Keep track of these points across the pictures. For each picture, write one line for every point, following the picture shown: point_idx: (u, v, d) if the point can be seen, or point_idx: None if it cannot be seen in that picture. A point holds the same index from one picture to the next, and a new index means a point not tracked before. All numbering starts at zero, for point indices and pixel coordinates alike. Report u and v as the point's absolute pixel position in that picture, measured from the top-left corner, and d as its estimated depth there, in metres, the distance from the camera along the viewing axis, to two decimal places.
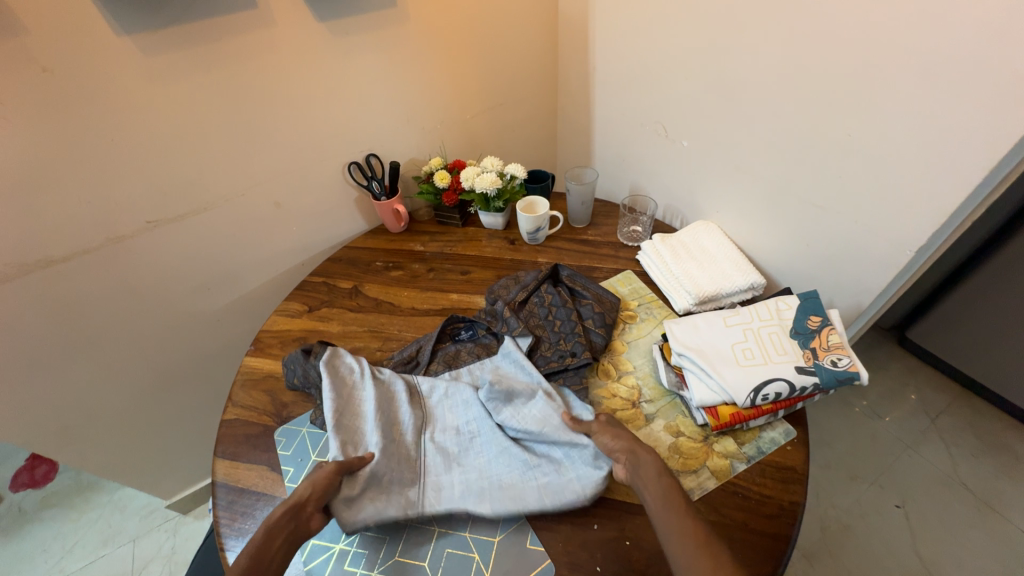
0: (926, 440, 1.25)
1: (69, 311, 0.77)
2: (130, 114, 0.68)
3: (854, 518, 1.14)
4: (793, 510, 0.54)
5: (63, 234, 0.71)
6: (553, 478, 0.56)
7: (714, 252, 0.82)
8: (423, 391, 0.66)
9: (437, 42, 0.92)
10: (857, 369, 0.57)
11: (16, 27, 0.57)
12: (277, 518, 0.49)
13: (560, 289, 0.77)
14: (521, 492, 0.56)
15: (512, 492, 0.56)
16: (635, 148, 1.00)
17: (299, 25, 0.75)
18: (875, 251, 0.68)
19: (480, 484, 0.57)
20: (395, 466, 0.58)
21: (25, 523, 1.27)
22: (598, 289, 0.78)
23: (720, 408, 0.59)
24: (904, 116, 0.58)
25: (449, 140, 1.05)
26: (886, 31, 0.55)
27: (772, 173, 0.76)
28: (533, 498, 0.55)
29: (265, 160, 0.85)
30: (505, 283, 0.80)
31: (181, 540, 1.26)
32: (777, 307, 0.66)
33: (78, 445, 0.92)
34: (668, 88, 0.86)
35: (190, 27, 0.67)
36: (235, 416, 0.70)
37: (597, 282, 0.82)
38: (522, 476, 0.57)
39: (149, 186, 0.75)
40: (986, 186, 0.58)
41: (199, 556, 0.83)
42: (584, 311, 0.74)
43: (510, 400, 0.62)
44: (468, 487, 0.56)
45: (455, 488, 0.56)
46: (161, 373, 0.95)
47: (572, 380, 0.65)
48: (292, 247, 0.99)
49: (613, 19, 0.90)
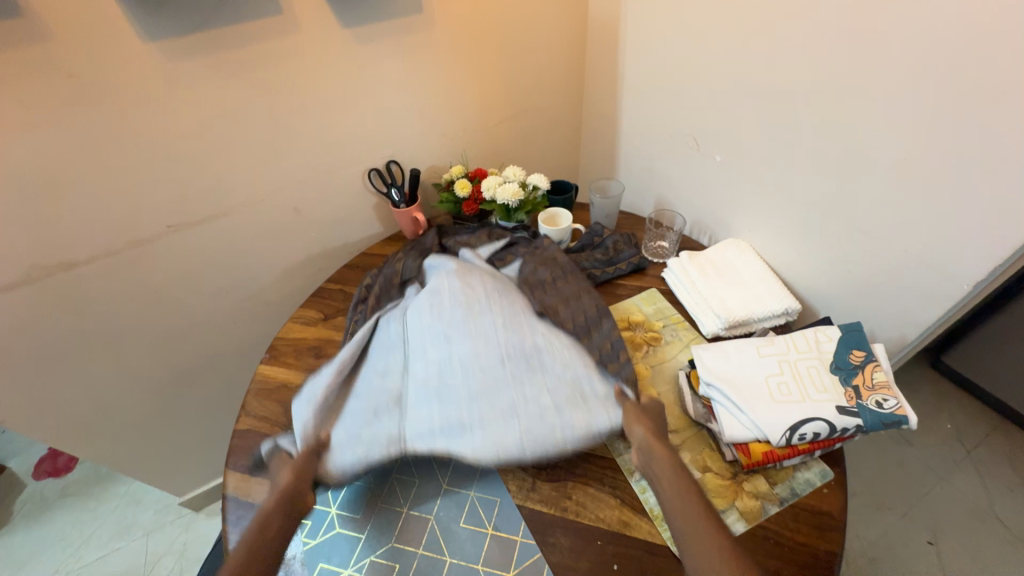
0: (960, 470, 1.18)
1: (89, 312, 0.78)
2: (154, 119, 0.68)
3: (880, 551, 1.08)
4: (830, 561, 0.50)
5: (87, 237, 0.72)
6: (537, 423, 0.57)
7: (746, 273, 0.78)
8: (405, 337, 0.66)
9: (463, 46, 0.89)
10: (905, 413, 0.53)
11: (43, 32, 0.56)
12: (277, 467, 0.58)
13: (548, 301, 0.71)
14: (500, 437, 0.56)
15: (496, 438, 0.56)
16: (665, 158, 0.96)
17: (325, 30, 0.74)
18: (927, 282, 0.63)
19: (462, 423, 0.58)
20: (355, 439, 0.58)
21: (45, 510, 1.29)
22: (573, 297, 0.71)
23: (751, 445, 0.56)
24: (969, 144, 0.54)
25: (471, 148, 1.03)
26: (951, 51, 0.52)
27: (812, 194, 0.72)
28: (513, 445, 0.56)
29: (286, 165, 0.83)
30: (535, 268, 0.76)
31: (191, 537, 1.26)
32: (815, 339, 0.62)
33: (96, 441, 0.93)
34: (702, 98, 0.82)
35: (215, 33, 0.66)
36: (248, 427, 0.69)
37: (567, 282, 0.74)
38: (505, 412, 0.58)
39: (170, 190, 0.75)
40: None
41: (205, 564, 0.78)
42: (589, 302, 0.70)
43: (515, 357, 0.62)
44: (455, 425, 0.58)
45: (434, 427, 0.58)
46: (177, 374, 0.95)
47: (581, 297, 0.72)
48: (310, 252, 0.97)
49: (647, 27, 0.87)
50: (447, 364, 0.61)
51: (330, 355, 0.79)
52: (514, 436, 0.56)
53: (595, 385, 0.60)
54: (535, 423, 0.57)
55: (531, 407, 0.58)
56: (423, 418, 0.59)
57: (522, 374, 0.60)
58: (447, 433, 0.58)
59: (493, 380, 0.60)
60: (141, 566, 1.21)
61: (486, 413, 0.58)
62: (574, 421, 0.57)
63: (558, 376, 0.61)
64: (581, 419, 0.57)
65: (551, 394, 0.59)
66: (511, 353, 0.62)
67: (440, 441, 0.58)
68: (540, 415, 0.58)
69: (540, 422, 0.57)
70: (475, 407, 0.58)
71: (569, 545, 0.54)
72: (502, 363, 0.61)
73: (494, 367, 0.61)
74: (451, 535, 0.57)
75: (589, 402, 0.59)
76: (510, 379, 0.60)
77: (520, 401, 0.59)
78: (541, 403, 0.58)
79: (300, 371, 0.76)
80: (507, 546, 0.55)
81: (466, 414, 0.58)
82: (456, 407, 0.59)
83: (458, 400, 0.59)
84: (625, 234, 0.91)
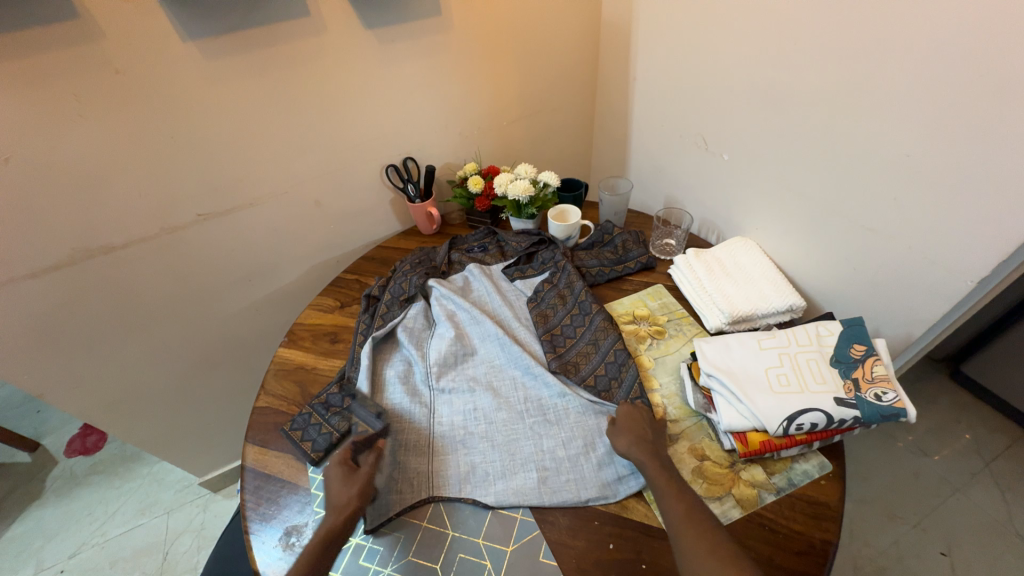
0: (977, 482, 1.14)
1: (124, 294, 0.83)
2: (190, 113, 0.73)
3: (890, 560, 1.05)
4: (824, 549, 0.51)
5: (125, 222, 0.77)
6: (554, 476, 0.59)
7: (752, 270, 0.79)
8: (430, 379, 0.70)
9: (480, 48, 0.93)
10: (903, 406, 0.54)
11: (95, 32, 0.61)
12: (334, 478, 0.57)
13: (556, 338, 0.74)
14: (520, 485, 0.59)
15: (517, 488, 0.59)
16: (675, 158, 0.98)
17: (348, 31, 0.78)
18: (931, 279, 0.63)
19: (483, 469, 0.61)
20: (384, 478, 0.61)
21: (75, 486, 1.36)
22: (587, 340, 0.73)
23: (749, 434, 0.58)
24: (972, 142, 0.54)
25: (486, 146, 1.07)
26: (955, 49, 0.52)
27: (818, 192, 0.73)
28: (533, 494, 0.58)
29: (309, 160, 0.88)
30: (543, 309, 0.79)
31: (209, 517, 1.31)
32: (817, 333, 0.64)
33: (125, 419, 0.98)
34: (711, 100, 0.84)
35: (248, 34, 0.71)
36: (266, 405, 0.73)
37: (581, 320, 0.76)
38: (523, 461, 0.61)
39: (202, 180, 0.80)
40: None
41: (217, 549, 0.80)
42: (607, 343, 0.72)
43: (534, 412, 0.66)
44: (475, 470, 0.61)
45: (460, 472, 0.61)
46: (201, 357, 1.00)
47: (588, 336, 0.74)
48: (329, 244, 1.02)
49: (658, 28, 0.89)
50: (470, 416, 0.66)
51: (344, 340, 0.82)
52: (532, 485, 0.59)
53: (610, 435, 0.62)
54: (558, 470, 0.60)
55: (549, 458, 0.61)
56: (451, 462, 0.62)
57: (540, 425, 0.64)
58: (472, 477, 0.60)
59: (514, 429, 0.64)
60: (160, 543, 1.26)
61: (506, 462, 0.61)
62: (592, 477, 0.59)
63: (574, 427, 0.64)
64: (594, 472, 0.59)
65: (568, 445, 0.62)
66: (530, 406, 0.66)
67: (461, 486, 0.60)
68: (557, 467, 0.60)
69: (561, 473, 0.60)
70: (496, 455, 0.62)
71: (567, 523, 0.56)
72: (522, 415, 0.66)
73: (513, 419, 0.65)
74: (455, 511, 0.59)
75: (601, 457, 0.60)
76: (529, 430, 0.64)
77: (538, 452, 0.62)
78: (558, 455, 0.61)
79: (315, 355, 0.80)
80: (507, 521, 0.57)
81: (489, 463, 0.61)
82: (478, 452, 0.62)
83: (481, 446, 0.63)
84: (634, 232, 0.92)
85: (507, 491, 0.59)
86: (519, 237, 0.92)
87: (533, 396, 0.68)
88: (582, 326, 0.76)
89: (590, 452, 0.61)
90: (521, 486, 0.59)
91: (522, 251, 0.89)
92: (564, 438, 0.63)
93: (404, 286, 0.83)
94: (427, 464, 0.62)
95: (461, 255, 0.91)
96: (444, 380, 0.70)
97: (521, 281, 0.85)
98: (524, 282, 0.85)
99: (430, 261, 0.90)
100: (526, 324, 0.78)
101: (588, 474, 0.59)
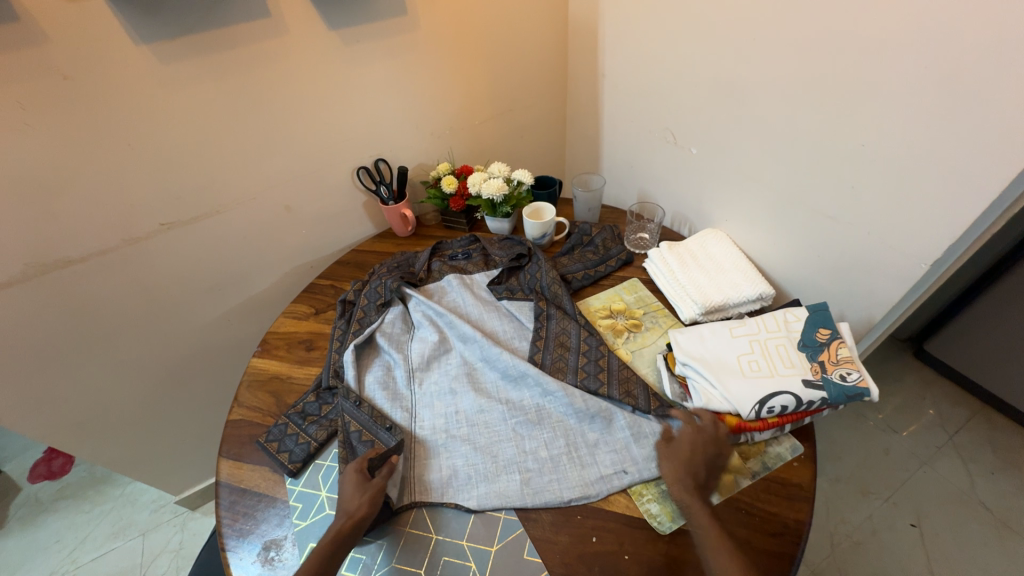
0: (943, 455, 1.20)
1: (84, 310, 0.79)
2: (145, 118, 0.70)
3: (865, 535, 1.09)
4: (798, 528, 0.53)
5: (81, 234, 0.73)
6: (537, 476, 0.60)
7: (723, 261, 0.81)
8: (413, 384, 0.70)
9: (448, 46, 0.92)
10: (866, 385, 0.56)
11: (38, 35, 0.58)
12: (348, 483, 0.57)
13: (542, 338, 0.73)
14: (503, 488, 0.59)
15: (499, 490, 0.59)
16: (645, 153, 0.99)
17: (311, 31, 0.76)
18: (889, 263, 0.66)
19: (466, 472, 0.60)
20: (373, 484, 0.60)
21: (40, 513, 1.30)
22: (578, 336, 0.73)
23: (723, 420, 0.59)
24: (921, 130, 0.56)
25: (458, 145, 1.06)
26: (903, 40, 0.54)
27: (782, 182, 0.75)
28: (515, 495, 0.58)
29: (276, 164, 0.86)
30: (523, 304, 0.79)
31: (188, 536, 1.27)
32: (785, 319, 0.66)
33: (91, 440, 0.94)
34: (678, 95, 0.86)
35: (205, 36, 0.68)
36: (239, 416, 0.71)
37: (579, 318, 0.76)
38: (506, 464, 0.61)
39: (163, 188, 0.77)
40: (983, 223, 0.59)
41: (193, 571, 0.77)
42: (592, 342, 0.71)
43: (516, 412, 0.66)
44: (458, 474, 0.61)
45: (443, 476, 0.61)
46: (171, 371, 0.96)
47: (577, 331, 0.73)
48: (302, 249, 1.00)
49: (624, 25, 0.90)
50: (453, 419, 0.66)
51: (320, 347, 0.81)
52: (515, 487, 0.59)
53: (592, 433, 0.63)
54: (542, 471, 0.60)
55: (531, 459, 0.61)
56: (434, 467, 0.61)
57: (522, 425, 0.64)
58: (455, 481, 0.60)
59: (496, 431, 0.64)
60: (136, 566, 1.22)
61: (489, 464, 0.61)
62: (574, 475, 0.59)
63: (557, 425, 0.64)
64: (576, 472, 0.59)
65: (549, 445, 0.62)
66: (512, 407, 0.66)
67: (444, 493, 0.59)
68: (540, 467, 0.60)
69: (544, 474, 0.60)
70: (478, 458, 0.61)
71: (551, 519, 0.57)
72: (505, 416, 0.65)
73: (495, 420, 0.65)
74: (438, 515, 0.58)
75: (583, 456, 0.61)
76: (511, 432, 0.64)
77: (520, 453, 0.62)
78: (540, 455, 0.61)
79: (290, 363, 0.78)
80: (491, 521, 0.57)
81: (472, 467, 0.61)
82: (460, 454, 0.62)
83: (463, 449, 0.63)
84: (609, 228, 0.93)
85: (492, 493, 0.58)
86: (503, 247, 0.88)
87: (516, 397, 0.67)
88: (567, 335, 0.73)
89: (572, 450, 0.61)
90: (504, 489, 0.59)
91: (505, 265, 0.85)
92: (547, 439, 0.63)
93: (379, 290, 0.81)
94: (409, 471, 0.61)
95: (442, 262, 0.89)
96: (425, 384, 0.70)
97: (509, 300, 0.80)
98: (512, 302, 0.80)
99: (409, 267, 0.88)
100: (506, 326, 0.77)
101: (568, 474, 0.59)
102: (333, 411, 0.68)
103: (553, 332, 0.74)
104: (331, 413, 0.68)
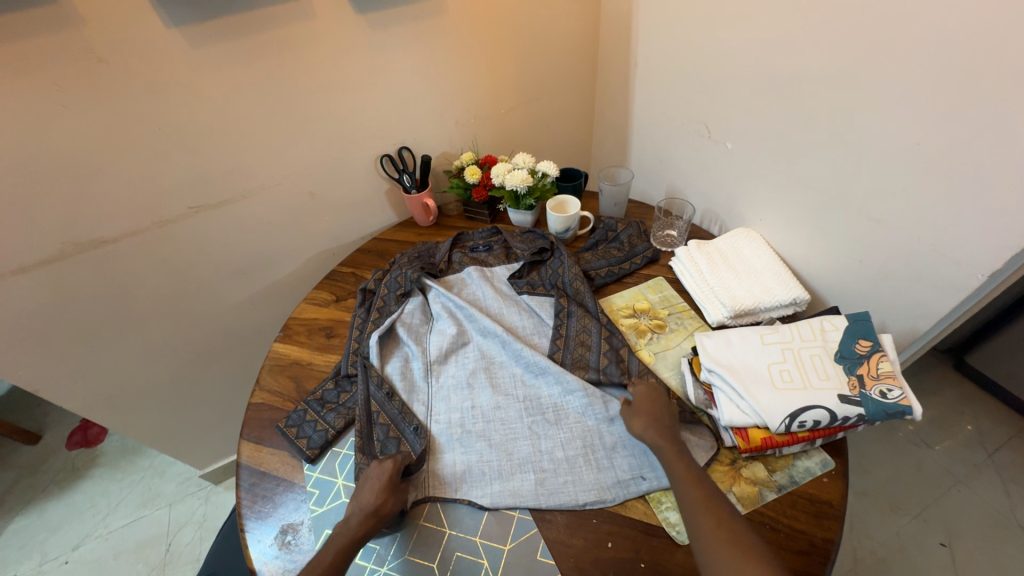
0: (979, 474, 1.14)
1: (115, 289, 0.82)
2: (174, 101, 0.70)
3: (891, 552, 1.05)
4: (826, 548, 0.50)
5: (113, 216, 0.75)
6: (552, 477, 0.58)
7: (755, 262, 0.77)
8: (430, 377, 0.70)
9: (476, 32, 0.90)
10: (909, 404, 0.53)
11: (71, 16, 0.59)
12: (372, 476, 0.57)
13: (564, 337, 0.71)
14: (516, 487, 0.58)
15: (513, 489, 0.58)
16: (676, 147, 0.95)
17: (337, 14, 0.75)
18: (940, 272, 0.61)
19: (480, 469, 0.60)
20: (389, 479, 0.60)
21: (77, 478, 1.37)
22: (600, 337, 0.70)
23: (751, 430, 0.57)
24: (990, 128, 0.51)
25: (482, 134, 1.04)
26: (976, 28, 0.49)
27: (824, 181, 0.71)
28: (529, 494, 0.57)
29: (301, 150, 0.86)
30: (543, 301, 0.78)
31: (212, 508, 1.32)
32: (821, 327, 0.62)
33: (122, 414, 0.97)
34: (714, 88, 0.82)
35: (232, 19, 0.68)
36: (260, 401, 0.72)
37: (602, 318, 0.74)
38: (520, 462, 0.60)
39: (191, 172, 0.78)
40: None
41: (216, 546, 0.80)
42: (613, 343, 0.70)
43: (533, 410, 0.65)
44: (471, 470, 0.60)
45: (457, 471, 0.60)
46: (197, 350, 0.99)
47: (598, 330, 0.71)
48: (324, 236, 1.00)
49: (660, 11, 0.86)
50: (468, 414, 0.65)
51: (340, 335, 0.81)
52: (528, 487, 0.58)
53: (609, 437, 0.61)
54: (557, 472, 0.59)
55: (546, 459, 0.60)
56: (448, 461, 0.61)
57: (539, 424, 0.63)
58: (467, 476, 0.60)
59: (512, 429, 0.63)
60: (163, 534, 1.27)
61: (504, 461, 0.60)
62: (589, 478, 0.58)
63: (574, 426, 0.62)
64: (592, 476, 0.58)
65: (566, 446, 0.61)
66: (530, 405, 0.65)
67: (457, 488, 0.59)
68: (555, 469, 0.59)
69: (560, 476, 0.59)
70: (493, 455, 0.61)
71: (566, 522, 0.56)
72: (522, 413, 0.65)
73: (511, 417, 0.64)
74: (452, 510, 0.58)
75: (600, 459, 0.59)
76: (527, 430, 0.63)
77: (536, 453, 0.61)
78: (556, 456, 0.60)
79: (311, 350, 0.78)
80: (505, 520, 0.57)
81: (486, 463, 0.60)
82: (475, 450, 0.62)
83: (477, 445, 0.62)
84: (636, 224, 0.90)
85: (504, 491, 0.58)
86: (524, 241, 0.86)
87: (535, 394, 0.66)
88: (588, 334, 0.71)
89: (589, 452, 0.60)
90: (518, 488, 0.58)
91: (526, 259, 0.83)
92: (564, 440, 0.61)
93: (400, 280, 0.80)
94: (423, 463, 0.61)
95: (463, 254, 0.88)
96: (442, 377, 0.70)
97: (529, 296, 0.79)
98: (533, 298, 0.79)
99: (430, 258, 0.87)
100: (526, 322, 0.76)
101: (584, 478, 0.58)
102: (352, 400, 0.68)
103: (574, 329, 0.72)
104: (350, 403, 0.68)
